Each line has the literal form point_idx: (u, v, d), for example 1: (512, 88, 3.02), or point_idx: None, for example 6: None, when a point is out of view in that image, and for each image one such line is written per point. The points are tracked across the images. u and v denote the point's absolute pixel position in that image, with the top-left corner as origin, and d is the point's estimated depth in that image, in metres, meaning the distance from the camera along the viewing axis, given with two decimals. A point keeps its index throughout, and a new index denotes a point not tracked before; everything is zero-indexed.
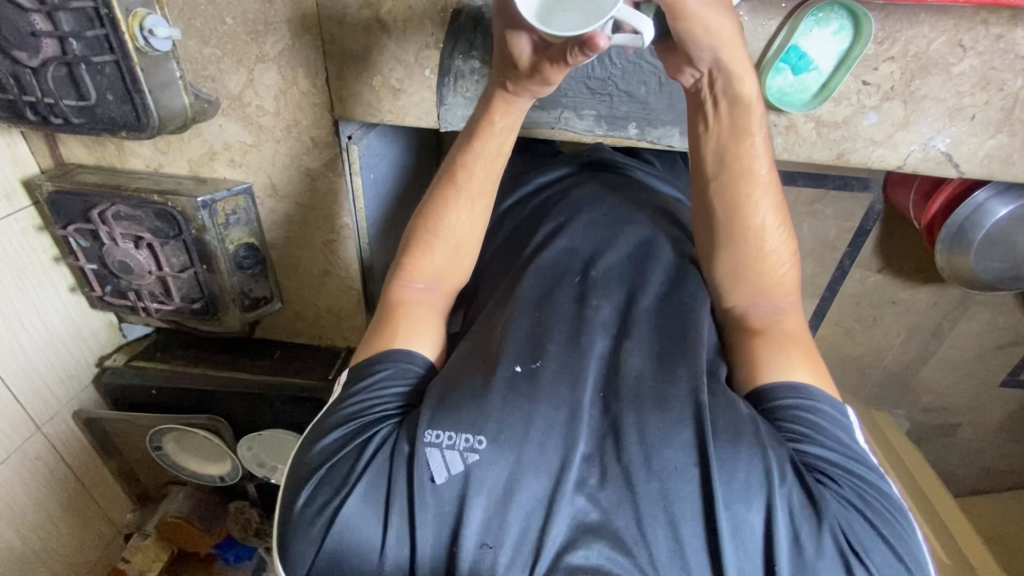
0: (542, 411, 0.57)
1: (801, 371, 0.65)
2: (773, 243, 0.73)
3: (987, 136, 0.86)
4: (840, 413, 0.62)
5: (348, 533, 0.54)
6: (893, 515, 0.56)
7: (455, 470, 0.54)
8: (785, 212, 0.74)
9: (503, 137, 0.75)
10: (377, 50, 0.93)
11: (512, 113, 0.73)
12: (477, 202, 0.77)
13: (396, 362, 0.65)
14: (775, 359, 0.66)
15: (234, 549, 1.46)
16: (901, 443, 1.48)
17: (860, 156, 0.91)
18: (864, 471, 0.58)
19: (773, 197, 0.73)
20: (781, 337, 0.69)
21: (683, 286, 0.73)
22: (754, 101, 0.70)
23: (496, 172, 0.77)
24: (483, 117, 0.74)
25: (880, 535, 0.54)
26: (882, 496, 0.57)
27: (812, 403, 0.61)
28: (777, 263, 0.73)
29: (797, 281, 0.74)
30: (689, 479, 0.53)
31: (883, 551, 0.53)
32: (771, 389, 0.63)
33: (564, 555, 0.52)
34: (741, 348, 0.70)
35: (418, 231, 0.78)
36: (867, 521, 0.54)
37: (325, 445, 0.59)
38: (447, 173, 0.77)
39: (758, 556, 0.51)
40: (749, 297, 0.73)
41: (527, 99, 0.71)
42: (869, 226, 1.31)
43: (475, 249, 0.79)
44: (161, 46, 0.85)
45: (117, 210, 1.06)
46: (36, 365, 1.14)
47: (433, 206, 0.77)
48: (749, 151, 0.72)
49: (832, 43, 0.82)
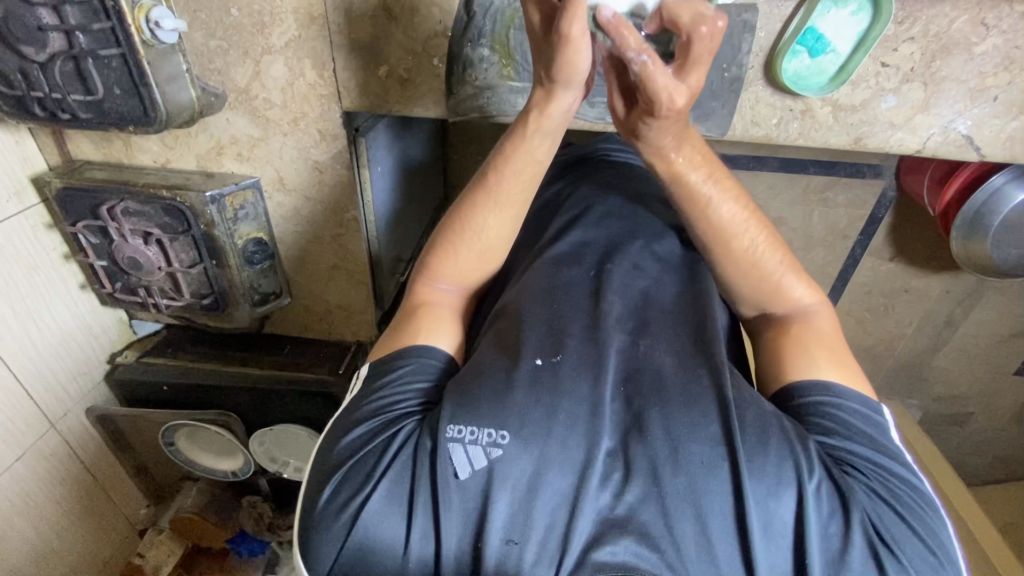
0: (565, 405, 0.56)
1: (825, 370, 0.64)
2: (767, 263, 0.71)
3: (1009, 117, 0.85)
4: (869, 406, 0.61)
5: (372, 530, 0.53)
6: (923, 508, 0.55)
7: (478, 465, 0.53)
8: (763, 224, 0.71)
9: (538, 141, 0.73)
10: (385, 40, 0.93)
11: (557, 115, 0.72)
12: (506, 211, 0.75)
13: (418, 358, 0.64)
14: (797, 360, 0.65)
15: (248, 542, 1.46)
16: (916, 432, 1.45)
17: (878, 141, 0.89)
18: (894, 464, 0.57)
19: (737, 216, 0.71)
20: (803, 335, 0.68)
21: (693, 280, 0.73)
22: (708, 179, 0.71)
23: (531, 183, 0.75)
24: (518, 126, 0.74)
25: (910, 527, 0.53)
26: (912, 490, 0.56)
27: (840, 400, 0.60)
28: (763, 266, 0.71)
29: (817, 284, 0.72)
30: (716, 474, 0.52)
31: (915, 544, 0.52)
32: (797, 387, 0.63)
33: (591, 552, 0.50)
34: (767, 350, 0.69)
35: (445, 234, 0.76)
36: (896, 514, 0.53)
37: (349, 441, 0.58)
38: (479, 180, 0.76)
39: (788, 547, 0.50)
40: (761, 295, 0.72)
41: (568, 91, 0.70)
42: (883, 214, 1.26)
43: (501, 254, 0.78)
44: (166, 38, 0.85)
45: (126, 206, 1.05)
46: (49, 362, 1.14)
47: (463, 210, 0.75)
48: (697, 203, 0.71)
49: (851, 24, 0.80)
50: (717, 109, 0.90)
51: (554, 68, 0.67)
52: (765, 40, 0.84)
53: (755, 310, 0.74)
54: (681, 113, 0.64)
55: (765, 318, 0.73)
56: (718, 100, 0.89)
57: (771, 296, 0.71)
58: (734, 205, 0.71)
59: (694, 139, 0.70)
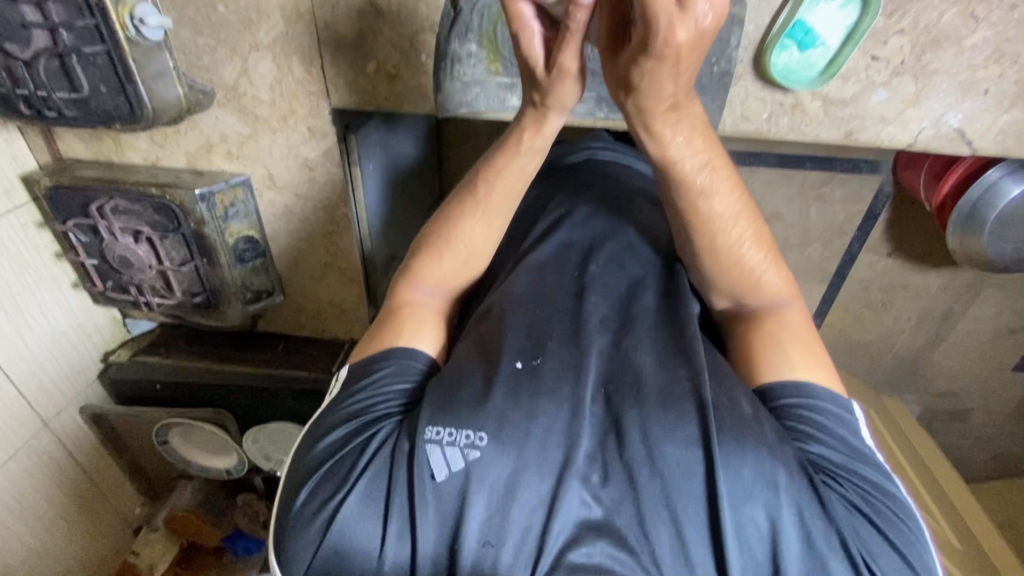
0: (544, 407, 0.55)
1: (802, 370, 0.63)
2: (750, 257, 0.70)
3: (1000, 111, 0.84)
4: (844, 411, 0.60)
5: (347, 534, 0.53)
6: (900, 518, 0.54)
7: (455, 467, 0.52)
8: (754, 218, 0.71)
9: (529, 156, 0.74)
10: (373, 36, 0.92)
11: (546, 133, 0.73)
12: (492, 217, 0.75)
13: (400, 360, 0.64)
14: (769, 357, 0.65)
15: (243, 541, 1.43)
16: (913, 428, 1.45)
17: (869, 135, 0.89)
18: (869, 470, 0.56)
19: (730, 209, 0.69)
20: (779, 330, 0.67)
21: (677, 287, 0.71)
22: (700, 167, 0.68)
23: (517, 189, 0.75)
24: (514, 135, 0.74)
25: (886, 538, 0.52)
26: (889, 499, 0.55)
27: (815, 402, 0.60)
28: (746, 261, 0.70)
29: (791, 276, 0.71)
30: (693, 477, 0.51)
31: (892, 557, 0.51)
32: (774, 388, 0.62)
33: (566, 553, 0.50)
34: (739, 346, 0.69)
35: (430, 238, 0.76)
36: (873, 525, 0.52)
37: (326, 443, 0.58)
38: (468, 187, 0.76)
39: (761, 548, 0.50)
40: (742, 287, 0.71)
41: (560, 115, 0.72)
42: (879, 210, 1.24)
43: (486, 260, 0.78)
44: (152, 35, 0.84)
45: (115, 205, 1.05)
46: (40, 361, 1.13)
47: (449, 215, 0.75)
48: (689, 191, 0.69)
49: (840, 17, 0.79)
50: (707, 104, 0.89)
51: (548, 94, 0.69)
52: (754, 33, 0.83)
53: (729, 301, 0.73)
54: (682, 53, 0.54)
55: (740, 310, 0.72)
56: (708, 95, 0.88)
57: (747, 290, 0.71)
58: (727, 196, 0.69)
59: (696, 122, 0.66)
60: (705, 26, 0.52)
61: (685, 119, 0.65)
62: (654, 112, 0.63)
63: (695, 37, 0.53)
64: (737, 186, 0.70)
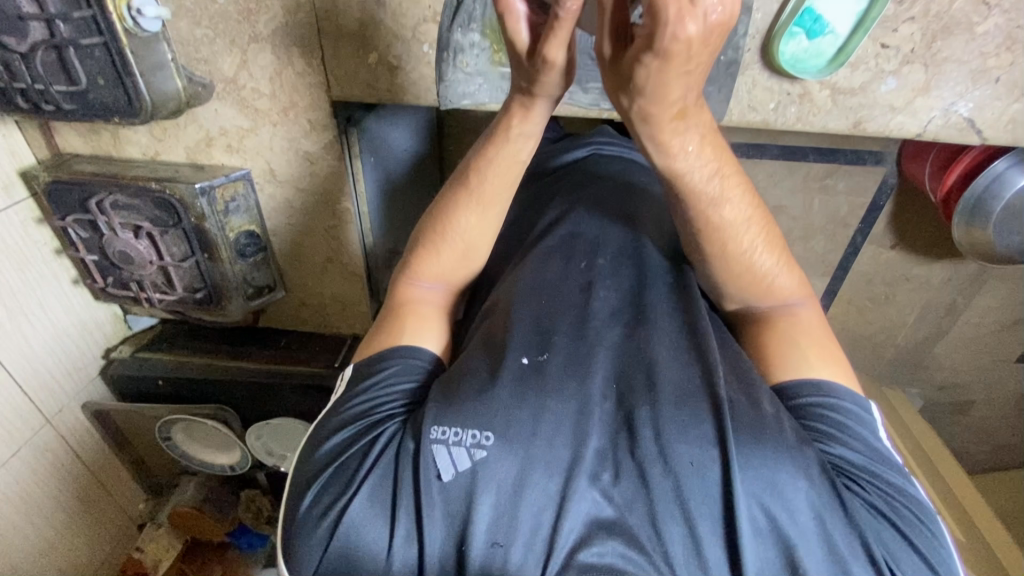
0: (551, 406, 0.54)
1: (818, 369, 0.63)
2: (762, 265, 0.69)
3: (1011, 99, 0.83)
4: (863, 411, 0.60)
5: (354, 537, 0.52)
6: (922, 521, 0.53)
7: (462, 468, 0.52)
8: (766, 222, 0.69)
9: (521, 143, 0.72)
10: (374, 27, 0.91)
11: (535, 120, 0.71)
12: (489, 209, 0.74)
13: (401, 359, 0.63)
14: (785, 356, 0.65)
15: (247, 536, 1.44)
16: (915, 421, 1.44)
17: (878, 125, 0.87)
18: (889, 472, 0.55)
19: (741, 215, 0.67)
20: (793, 332, 0.67)
21: (683, 282, 0.71)
22: (705, 181, 0.65)
23: (513, 180, 0.74)
24: (501, 125, 0.72)
25: (908, 542, 0.51)
26: (909, 501, 0.54)
27: (834, 402, 0.59)
28: (758, 268, 0.69)
29: (804, 276, 0.71)
30: (705, 476, 0.50)
31: (914, 561, 0.50)
32: (792, 387, 0.61)
33: (576, 554, 0.49)
34: (753, 347, 0.68)
35: (427, 234, 0.75)
36: (894, 529, 0.52)
37: (329, 447, 0.57)
38: (460, 179, 0.75)
39: (776, 548, 0.49)
40: (750, 291, 0.70)
41: (548, 100, 0.69)
42: (884, 202, 1.23)
43: (486, 253, 0.77)
44: (149, 26, 0.83)
45: (115, 200, 1.04)
46: (41, 358, 1.13)
47: (445, 209, 0.74)
48: (699, 203, 0.66)
49: (848, 5, 0.78)
50: (713, 94, 0.88)
51: (535, 82, 0.66)
52: (762, 22, 0.82)
53: (739, 304, 0.72)
54: (690, 49, 0.51)
55: (748, 313, 0.72)
56: (715, 85, 0.87)
57: (757, 295, 0.70)
58: (738, 202, 0.67)
59: (706, 130, 0.63)
60: (714, 20, 0.49)
61: (696, 128, 0.62)
62: (662, 126, 0.60)
63: (704, 33, 0.50)
64: (748, 191, 0.68)
